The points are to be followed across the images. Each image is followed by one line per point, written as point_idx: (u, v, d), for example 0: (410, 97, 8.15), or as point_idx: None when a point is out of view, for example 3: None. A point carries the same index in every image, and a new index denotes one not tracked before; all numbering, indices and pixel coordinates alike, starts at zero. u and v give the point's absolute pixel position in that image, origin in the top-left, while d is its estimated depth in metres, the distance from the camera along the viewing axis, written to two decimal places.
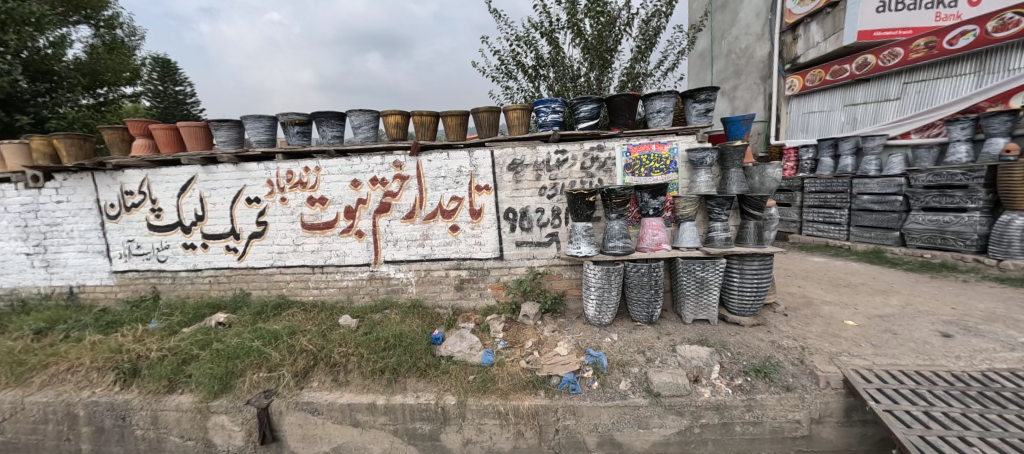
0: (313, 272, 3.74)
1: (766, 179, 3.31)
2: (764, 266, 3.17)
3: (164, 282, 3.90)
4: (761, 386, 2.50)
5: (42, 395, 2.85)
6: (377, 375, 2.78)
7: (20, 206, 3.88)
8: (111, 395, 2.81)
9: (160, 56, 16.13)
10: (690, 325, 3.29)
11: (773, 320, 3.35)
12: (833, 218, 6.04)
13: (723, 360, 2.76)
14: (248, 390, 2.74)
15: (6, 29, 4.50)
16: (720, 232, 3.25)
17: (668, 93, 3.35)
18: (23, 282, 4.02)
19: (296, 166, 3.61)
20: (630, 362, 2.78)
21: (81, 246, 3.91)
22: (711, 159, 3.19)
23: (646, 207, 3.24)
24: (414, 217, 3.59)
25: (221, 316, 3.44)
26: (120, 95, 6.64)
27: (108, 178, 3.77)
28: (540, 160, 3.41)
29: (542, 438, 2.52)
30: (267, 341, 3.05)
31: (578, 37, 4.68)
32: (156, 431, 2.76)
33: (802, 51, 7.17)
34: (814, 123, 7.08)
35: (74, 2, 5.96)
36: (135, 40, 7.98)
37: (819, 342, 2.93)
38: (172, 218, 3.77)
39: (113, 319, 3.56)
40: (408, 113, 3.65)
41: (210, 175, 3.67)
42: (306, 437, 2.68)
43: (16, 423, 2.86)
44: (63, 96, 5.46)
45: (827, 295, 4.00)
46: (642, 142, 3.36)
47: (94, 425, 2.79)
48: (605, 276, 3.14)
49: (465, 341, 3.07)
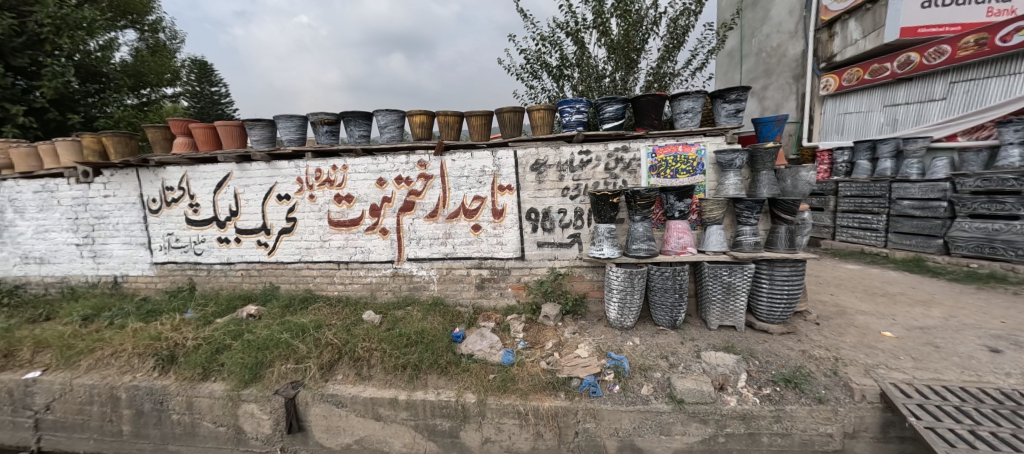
0: (338, 267, 3.84)
1: (799, 183, 3.20)
2: (796, 272, 3.05)
3: (200, 274, 4.07)
4: (791, 397, 2.41)
5: (88, 377, 3.03)
6: (399, 371, 2.84)
7: (72, 200, 4.13)
8: (150, 380, 2.96)
9: (198, 59, 16.89)
10: (716, 331, 3.21)
11: (804, 328, 3.23)
12: (869, 224, 5.77)
13: (750, 368, 2.68)
14: (277, 380, 2.84)
15: (60, 33, 4.81)
16: (748, 237, 3.15)
17: (696, 93, 3.27)
18: (72, 271, 4.28)
19: (324, 165, 3.71)
20: (653, 367, 2.74)
21: (125, 238, 4.13)
22: (740, 161, 3.10)
23: (671, 209, 3.18)
24: (437, 216, 3.63)
25: (252, 308, 3.57)
26: (162, 96, 6.96)
27: (151, 174, 3.97)
28: (563, 160, 3.39)
29: (562, 440, 2.50)
30: (294, 334, 3.16)
31: (604, 37, 4.62)
32: (190, 416, 2.88)
33: (838, 49, 6.87)
34: (851, 125, 6.79)
35: (121, 8, 6.29)
36: (175, 43, 8.37)
37: (854, 353, 2.81)
38: (208, 213, 3.94)
39: (153, 307, 3.76)
40: (433, 113, 3.68)
41: (244, 173, 3.82)
42: (330, 428, 2.75)
43: (65, 403, 3.04)
44: (110, 97, 5.76)
45: (862, 305, 3.81)
46: (669, 143, 3.29)
47: (135, 408, 2.94)
48: (628, 279, 3.09)
49: (486, 340, 3.08)
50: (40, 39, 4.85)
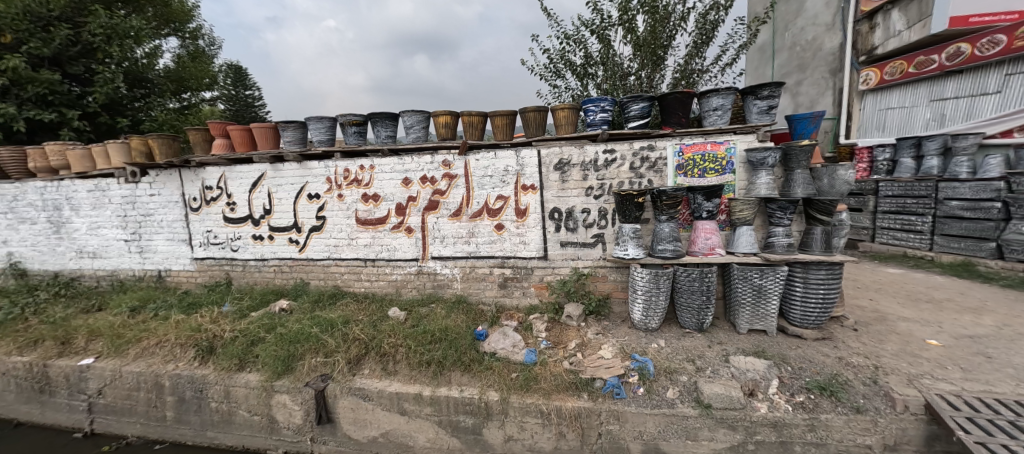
0: (365, 265, 3.94)
1: (837, 182, 3.07)
2: (832, 276, 2.92)
3: (236, 269, 4.26)
4: (826, 405, 2.31)
5: (136, 365, 3.23)
6: (423, 367, 2.89)
7: (121, 198, 4.40)
8: (191, 369, 3.12)
9: (232, 64, 17.70)
10: (745, 335, 3.11)
11: (841, 334, 3.08)
12: (912, 226, 5.46)
13: (782, 374, 2.59)
14: (307, 372, 2.94)
15: (111, 42, 5.18)
16: (781, 238, 3.04)
17: (726, 90, 3.17)
18: (121, 266, 4.56)
19: (352, 165, 3.81)
20: (679, 370, 2.68)
21: (169, 235, 4.37)
22: (773, 159, 2.98)
23: (698, 209, 3.11)
24: (460, 215, 3.67)
25: (284, 303, 3.72)
26: (201, 100, 7.32)
27: (192, 174, 4.19)
28: (587, 160, 3.37)
29: (585, 441, 2.49)
30: (324, 328, 3.27)
31: (629, 34, 4.55)
32: (227, 405, 3.03)
33: (880, 41, 6.52)
34: (893, 121, 6.45)
35: (165, 17, 6.65)
36: (213, 49, 8.79)
37: (896, 362, 2.66)
38: (244, 211, 4.12)
39: (194, 300, 3.97)
40: (457, 113, 3.72)
41: (277, 173, 3.97)
42: (357, 421, 2.83)
43: (115, 389, 3.24)
44: (155, 101, 6.10)
45: (904, 311, 3.60)
46: (696, 142, 3.21)
47: (177, 395, 3.11)
48: (653, 281, 3.03)
49: (509, 339, 3.09)
50: (92, 48, 5.20)
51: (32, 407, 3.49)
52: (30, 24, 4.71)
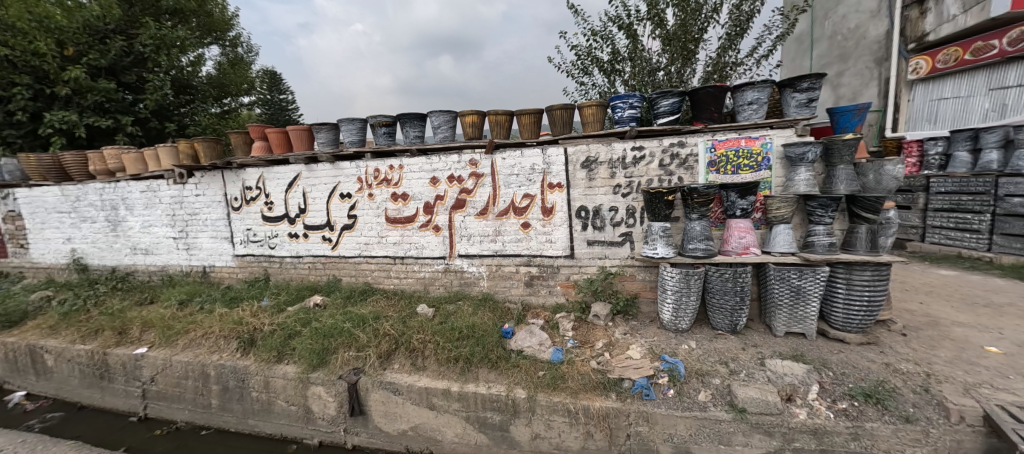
0: (394, 262, 4.04)
1: (884, 177, 2.90)
2: (879, 277, 2.76)
3: (273, 266, 4.46)
4: (871, 413, 2.19)
5: (185, 355, 3.44)
6: (451, 363, 2.94)
7: (170, 198, 4.68)
8: (234, 360, 3.29)
9: (267, 70, 18.52)
10: (782, 338, 2.99)
11: (888, 339, 2.91)
12: (967, 224, 5.08)
13: (822, 379, 2.48)
14: (340, 366, 3.05)
15: (160, 51, 5.54)
16: (822, 238, 2.90)
17: (762, 83, 3.05)
18: (170, 262, 4.86)
19: (382, 165, 3.91)
20: (711, 373, 2.61)
21: (213, 233, 4.62)
22: (814, 154, 2.84)
23: (732, 207, 3.01)
24: (487, 214, 3.70)
25: (318, 298, 3.87)
26: (240, 104, 7.71)
27: (233, 175, 4.42)
28: (615, 157, 3.32)
29: (612, 441, 2.47)
30: (355, 324, 3.39)
31: (658, 28, 4.45)
32: (267, 394, 3.18)
33: (931, 27, 6.09)
34: (946, 112, 6.09)
35: (208, 26, 7.02)
36: (251, 56, 9.22)
37: (950, 370, 2.49)
38: (281, 210, 4.31)
39: (235, 295, 4.19)
40: (484, 112, 3.75)
41: (312, 173, 4.13)
42: (387, 414, 2.91)
43: (166, 377, 3.46)
44: (199, 107, 6.47)
45: (958, 316, 3.37)
46: (730, 137, 3.11)
47: (221, 384, 3.29)
48: (684, 280, 2.96)
49: (535, 337, 3.10)
50: (143, 58, 5.57)
51: (93, 392, 3.77)
52: (90, 37, 5.11)
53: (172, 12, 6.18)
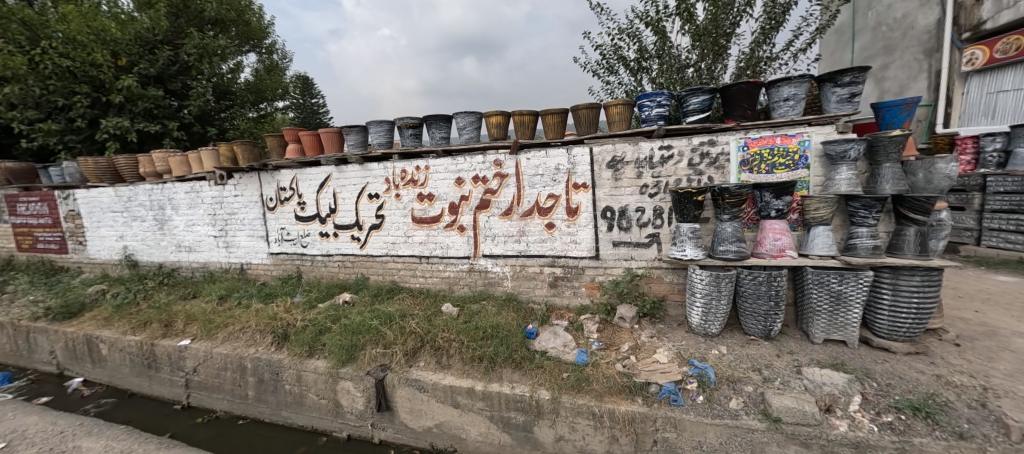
0: (420, 261, 4.12)
1: (935, 176, 2.71)
2: (928, 282, 2.59)
3: (305, 264, 4.63)
4: (920, 427, 2.05)
5: (224, 348, 3.62)
6: (475, 362, 2.96)
7: (211, 198, 4.95)
8: (269, 353, 3.44)
9: (298, 75, 19.29)
10: (820, 345, 2.85)
11: (938, 349, 2.72)
12: None
13: (865, 390, 2.34)
14: (368, 362, 3.14)
15: (203, 60, 5.89)
16: (865, 240, 2.74)
17: (799, 78, 2.91)
18: (211, 259, 5.14)
19: (408, 166, 4.00)
20: (742, 380, 2.52)
21: (250, 232, 4.85)
22: (857, 152, 2.69)
23: (766, 207, 2.90)
24: (511, 214, 3.72)
25: (347, 296, 4.00)
26: (274, 109, 8.07)
27: (268, 176, 4.62)
28: (642, 156, 3.26)
29: (638, 447, 2.42)
30: (383, 321, 3.48)
31: (688, 24, 4.34)
32: (300, 387, 3.30)
33: (988, 14, 5.66)
34: (1006, 105, 5.66)
35: (245, 35, 7.37)
36: (285, 62, 9.63)
37: (1010, 384, 2.30)
38: (313, 210, 4.47)
39: (270, 291, 4.39)
40: (509, 113, 3.77)
41: (342, 174, 4.26)
42: (413, 411, 2.97)
43: (207, 368, 3.66)
44: (237, 112, 6.80)
45: (1020, 326, 3.11)
46: (764, 135, 2.99)
47: (257, 376, 3.44)
48: (714, 283, 2.88)
49: (559, 338, 3.09)
50: (188, 66, 5.93)
51: (142, 380, 4.03)
52: (140, 48, 5.49)
53: (214, 22, 6.53)
